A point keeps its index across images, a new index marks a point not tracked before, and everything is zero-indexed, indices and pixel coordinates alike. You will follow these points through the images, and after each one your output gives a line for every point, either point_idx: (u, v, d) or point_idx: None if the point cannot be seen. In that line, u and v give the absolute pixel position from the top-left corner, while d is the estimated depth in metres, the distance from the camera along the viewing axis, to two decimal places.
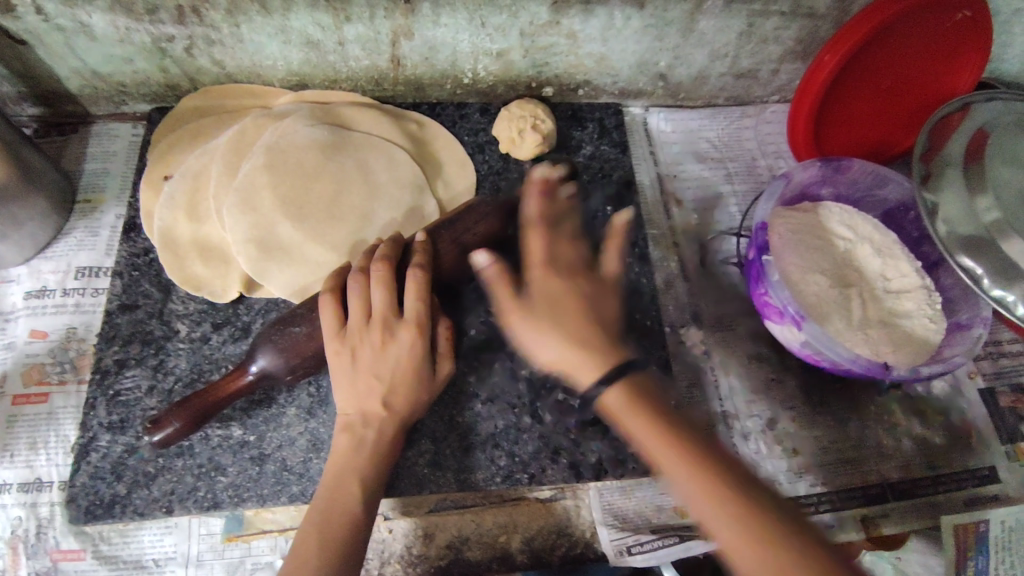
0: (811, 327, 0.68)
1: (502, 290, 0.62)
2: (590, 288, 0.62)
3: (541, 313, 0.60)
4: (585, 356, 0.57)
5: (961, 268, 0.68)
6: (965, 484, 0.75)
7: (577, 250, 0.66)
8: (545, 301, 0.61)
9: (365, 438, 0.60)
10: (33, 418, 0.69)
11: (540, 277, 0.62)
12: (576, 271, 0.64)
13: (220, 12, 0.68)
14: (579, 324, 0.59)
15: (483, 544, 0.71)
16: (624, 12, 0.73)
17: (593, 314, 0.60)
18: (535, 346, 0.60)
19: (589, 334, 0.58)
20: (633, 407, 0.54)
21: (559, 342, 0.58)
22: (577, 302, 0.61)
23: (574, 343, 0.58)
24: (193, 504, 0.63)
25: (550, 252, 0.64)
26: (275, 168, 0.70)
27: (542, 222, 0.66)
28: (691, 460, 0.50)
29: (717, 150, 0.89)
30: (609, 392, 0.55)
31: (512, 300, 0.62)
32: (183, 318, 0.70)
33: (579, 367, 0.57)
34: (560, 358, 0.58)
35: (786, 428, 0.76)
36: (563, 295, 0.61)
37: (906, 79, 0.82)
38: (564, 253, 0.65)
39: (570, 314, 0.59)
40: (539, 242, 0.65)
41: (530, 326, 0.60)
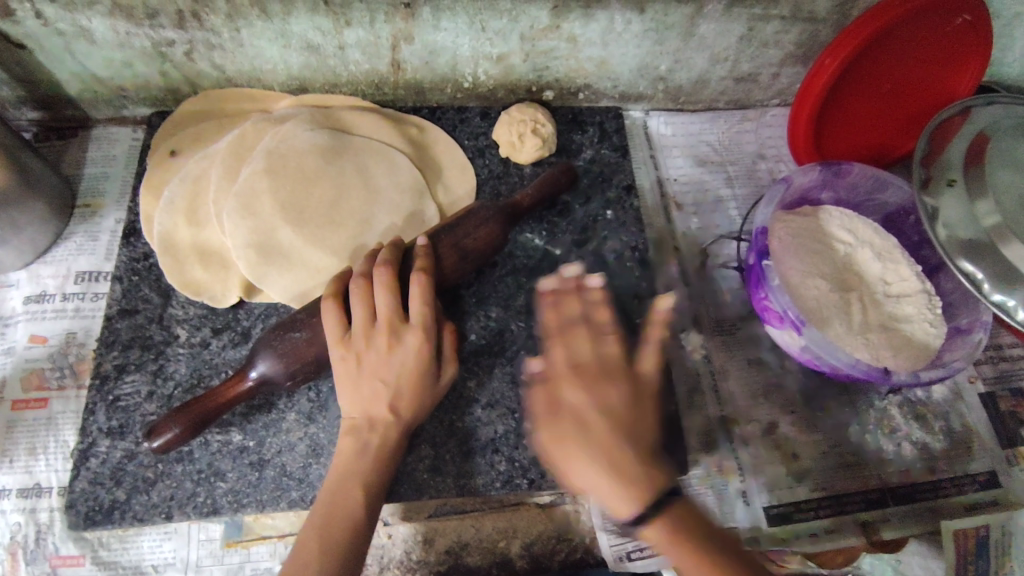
0: (811, 331, 0.68)
1: (539, 400, 0.58)
2: (616, 393, 0.56)
3: (574, 441, 0.54)
4: (620, 488, 0.52)
5: (961, 273, 0.68)
6: (965, 489, 0.75)
7: (608, 348, 0.59)
8: (577, 422, 0.55)
9: (369, 442, 0.60)
10: (32, 424, 0.68)
11: (571, 393, 0.56)
12: (609, 378, 0.57)
13: (220, 17, 0.68)
14: (614, 446, 0.53)
15: (483, 549, 0.71)
16: (624, 16, 0.73)
17: (627, 432, 0.54)
18: (574, 473, 0.54)
19: (625, 466, 0.52)
20: (676, 540, 0.51)
21: (593, 473, 0.53)
22: (609, 423, 0.54)
23: (606, 472, 0.52)
24: (193, 509, 0.63)
25: (574, 360, 0.58)
26: (276, 172, 0.70)
27: (562, 326, 0.60)
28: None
29: (717, 154, 0.89)
30: (652, 528, 0.52)
31: (545, 416, 0.57)
32: (183, 323, 0.70)
33: (613, 500, 0.52)
34: (593, 486, 0.53)
35: (787, 432, 0.76)
36: (590, 410, 0.55)
37: (906, 82, 0.82)
38: (594, 356, 0.59)
39: (604, 441, 0.53)
40: (558, 353, 0.59)
41: (555, 445, 0.55)
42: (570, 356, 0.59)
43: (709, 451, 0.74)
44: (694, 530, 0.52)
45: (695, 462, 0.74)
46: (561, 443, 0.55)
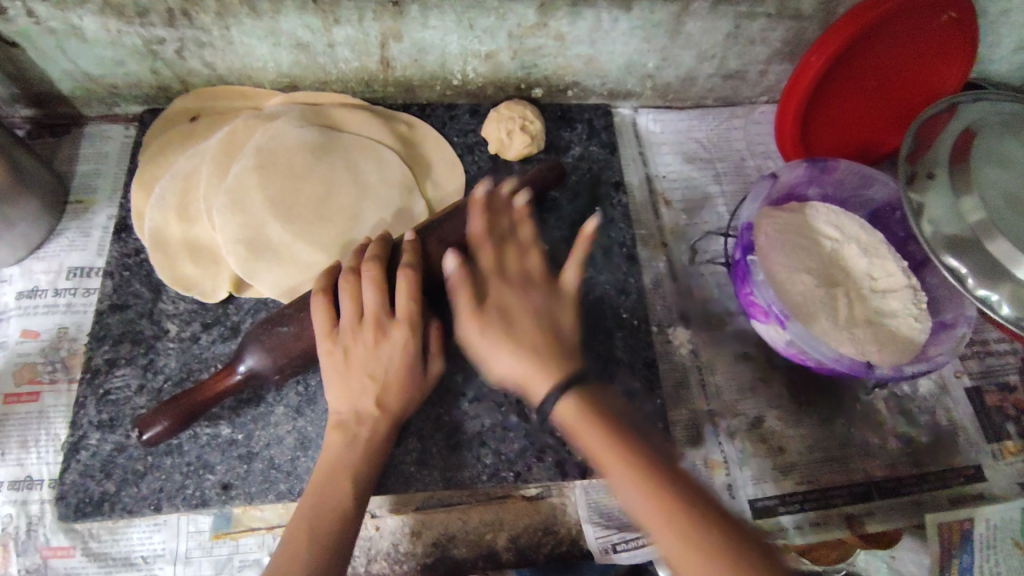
0: (795, 326, 0.68)
1: (463, 301, 0.62)
2: (539, 297, 0.64)
3: (497, 331, 0.60)
4: (523, 360, 0.59)
5: (946, 268, 0.69)
6: (951, 482, 0.76)
7: (533, 265, 0.66)
8: (499, 317, 0.61)
9: (358, 435, 0.61)
10: (24, 417, 0.69)
11: (497, 293, 0.63)
12: (527, 286, 0.64)
13: (210, 15, 0.69)
14: (536, 335, 0.60)
15: (469, 541, 0.72)
16: (611, 14, 0.74)
17: (550, 332, 0.61)
18: (479, 353, 0.61)
19: (540, 347, 0.60)
20: (584, 413, 0.55)
21: (512, 355, 0.59)
22: (534, 325, 0.61)
23: (528, 356, 0.59)
24: (181, 501, 0.64)
25: (501, 266, 0.65)
26: (265, 168, 0.70)
27: (494, 240, 0.66)
28: (652, 482, 0.50)
29: (706, 151, 0.90)
30: (562, 400, 0.57)
31: (469, 312, 0.62)
32: (173, 317, 0.71)
33: (540, 380, 0.58)
34: (514, 369, 0.59)
35: (773, 426, 0.76)
36: (516, 308, 0.62)
37: (893, 79, 0.83)
38: (517, 267, 0.66)
39: (527, 335, 0.60)
40: (489, 252, 0.65)
41: (483, 335, 0.61)
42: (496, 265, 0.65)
43: (695, 444, 0.75)
44: (608, 415, 0.55)
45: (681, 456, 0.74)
46: (479, 337, 0.61)
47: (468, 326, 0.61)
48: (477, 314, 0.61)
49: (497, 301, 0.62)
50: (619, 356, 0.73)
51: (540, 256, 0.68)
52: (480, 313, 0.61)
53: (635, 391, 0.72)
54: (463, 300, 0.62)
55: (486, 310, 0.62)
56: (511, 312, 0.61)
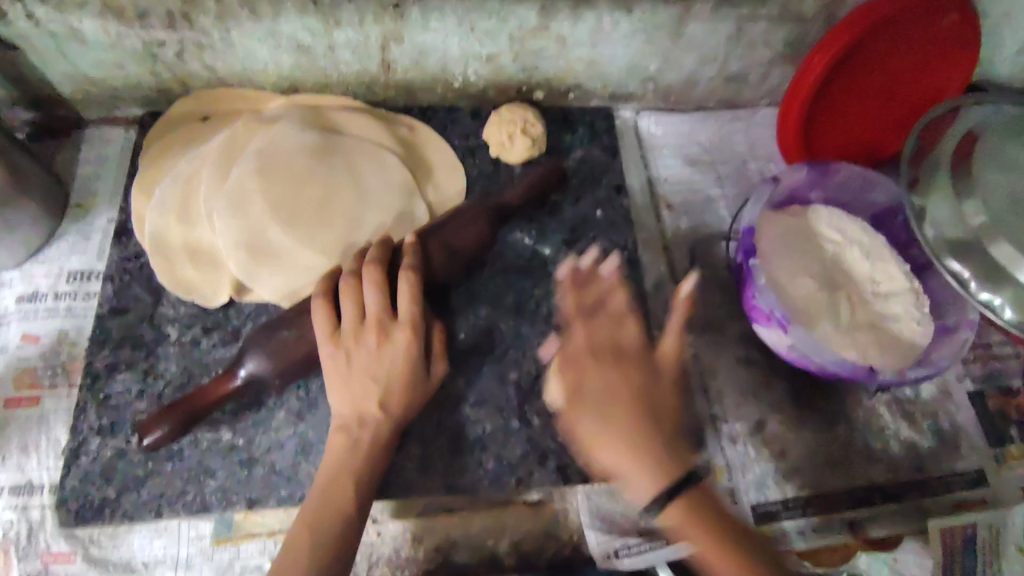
0: (797, 332, 0.69)
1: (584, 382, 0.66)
2: (635, 377, 0.66)
3: (622, 433, 0.63)
4: (650, 469, 0.62)
5: (948, 272, 0.68)
6: (954, 487, 0.75)
7: (630, 332, 0.68)
8: (591, 411, 0.64)
9: (360, 439, 0.60)
10: (24, 422, 0.69)
11: (599, 376, 0.66)
12: (622, 364, 0.66)
13: (210, 17, 0.69)
14: (640, 431, 0.63)
15: (471, 546, 0.72)
16: (613, 16, 0.74)
17: (645, 409, 0.64)
18: (607, 459, 0.64)
19: (650, 446, 0.63)
20: (690, 514, 0.61)
21: (611, 454, 0.63)
22: (628, 396, 0.64)
23: (628, 453, 0.62)
24: (182, 507, 0.64)
25: (595, 345, 0.67)
26: (266, 170, 0.70)
27: (587, 310, 0.68)
28: (739, 561, 0.59)
29: (707, 154, 0.90)
30: (665, 508, 0.62)
31: (568, 394, 0.66)
32: (174, 322, 0.71)
33: (643, 488, 0.62)
34: (614, 459, 0.63)
35: (775, 431, 0.76)
36: (614, 391, 0.65)
37: (896, 81, 0.82)
38: (610, 338, 0.68)
39: (621, 416, 0.64)
40: (581, 336, 0.68)
41: (599, 423, 0.64)
42: (587, 336, 0.68)
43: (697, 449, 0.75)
44: (702, 512, 0.61)
45: None
46: (602, 429, 0.64)
47: (579, 420, 0.65)
48: (574, 411, 0.66)
49: (594, 369, 0.66)
50: None
51: (626, 331, 0.68)
52: (578, 409, 0.66)
53: None
54: (559, 396, 0.68)
55: (580, 405, 0.66)
56: (635, 387, 0.65)
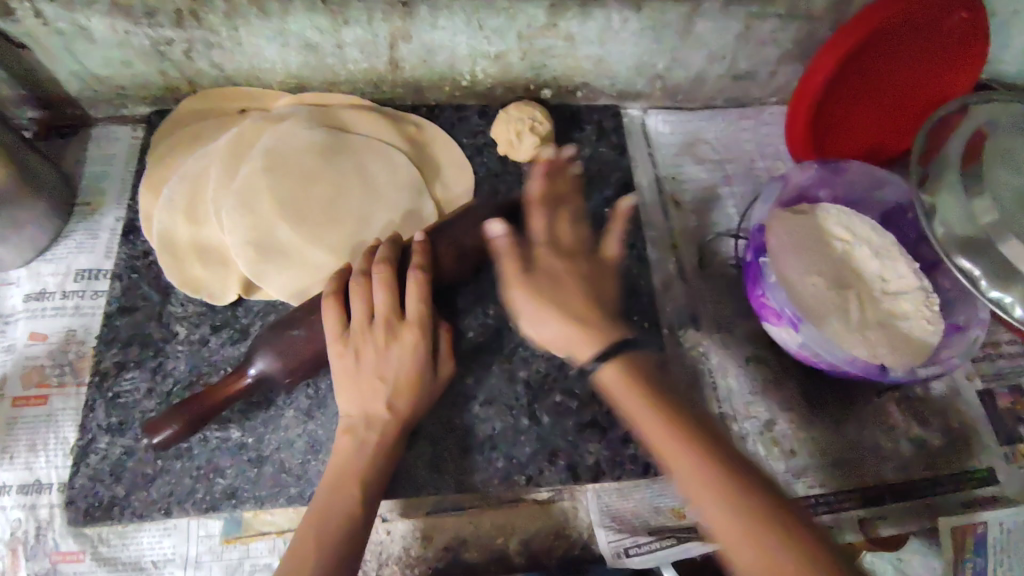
0: (808, 328, 0.68)
1: (511, 265, 0.63)
2: (587, 269, 0.64)
3: (540, 302, 0.62)
4: (587, 330, 0.60)
5: (960, 270, 0.68)
6: (963, 485, 0.75)
7: (574, 229, 0.67)
8: (544, 278, 0.62)
9: (368, 439, 0.60)
10: (32, 420, 0.69)
11: (548, 262, 0.63)
12: (583, 259, 0.65)
13: (218, 16, 0.68)
14: (582, 306, 0.61)
15: (481, 545, 0.72)
16: (621, 14, 0.73)
17: (591, 296, 0.62)
18: (538, 328, 0.62)
19: (593, 317, 0.60)
20: (676, 438, 0.52)
21: (557, 321, 0.61)
22: (579, 286, 0.62)
23: (582, 328, 0.60)
24: (191, 505, 0.63)
25: (554, 238, 0.65)
26: (274, 170, 0.70)
27: (546, 200, 0.68)
28: (707, 461, 0.51)
29: (715, 152, 0.89)
30: (607, 370, 0.57)
31: (516, 271, 0.62)
32: (182, 320, 0.71)
33: (581, 345, 0.60)
34: (556, 333, 0.61)
35: (784, 429, 0.76)
36: (563, 274, 0.63)
37: (904, 79, 0.82)
38: (569, 237, 0.66)
39: (573, 295, 0.61)
40: (540, 223, 0.66)
41: (530, 298, 0.62)
42: (549, 232, 0.66)
43: None
44: (652, 390, 0.56)
45: None
46: (534, 298, 0.62)
47: (517, 289, 0.62)
48: (520, 269, 0.63)
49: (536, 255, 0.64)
50: None
51: (578, 229, 0.68)
52: (523, 272, 0.63)
53: None
54: (509, 256, 0.63)
55: (531, 267, 0.63)
56: (589, 279, 0.63)
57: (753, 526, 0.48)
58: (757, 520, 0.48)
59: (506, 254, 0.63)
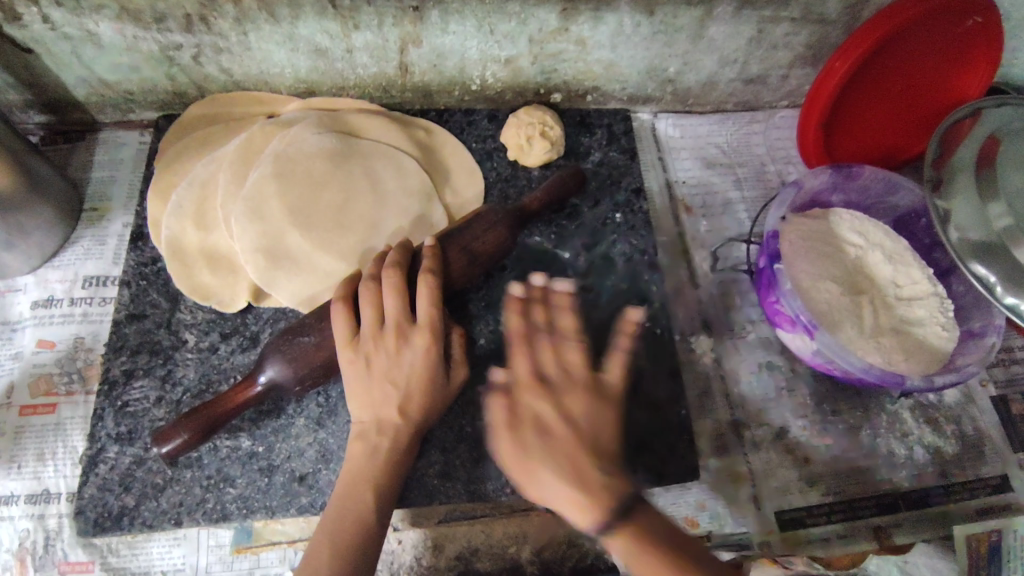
0: (823, 336, 0.67)
1: (498, 414, 0.59)
2: (581, 403, 0.58)
3: (536, 451, 0.56)
4: (583, 496, 0.53)
5: (975, 276, 0.67)
6: (978, 493, 0.74)
7: (570, 360, 0.61)
8: (535, 429, 0.57)
9: (379, 447, 0.59)
10: (40, 429, 0.68)
11: (533, 403, 0.58)
12: (573, 390, 0.59)
13: (228, 21, 0.68)
14: (569, 450, 0.55)
15: (493, 555, 0.71)
16: (633, 19, 0.73)
17: (585, 444, 0.56)
18: (535, 484, 0.56)
19: (585, 474, 0.54)
20: (641, 552, 0.52)
21: (558, 482, 0.54)
22: (573, 433, 0.56)
23: (564, 477, 0.54)
24: (202, 516, 0.63)
25: (543, 374, 0.60)
26: (284, 176, 0.69)
27: (523, 334, 0.62)
28: None
29: (726, 156, 0.89)
30: (611, 539, 0.53)
31: (503, 425, 0.58)
32: (191, 327, 0.70)
33: (581, 514, 0.53)
34: (555, 493, 0.55)
35: (798, 437, 0.75)
36: (551, 417, 0.57)
37: (916, 82, 0.81)
38: (557, 366, 0.61)
39: (566, 451, 0.55)
40: (523, 359, 0.61)
41: (518, 459, 0.56)
42: (534, 367, 0.61)
43: (719, 456, 0.74)
44: (657, 546, 0.52)
45: (706, 468, 0.73)
46: (524, 458, 0.56)
47: (506, 445, 0.57)
48: (512, 430, 0.57)
49: (529, 416, 0.58)
50: (643, 366, 0.73)
51: (578, 348, 0.62)
52: (515, 432, 0.57)
53: (659, 401, 0.72)
54: (499, 415, 0.59)
55: (522, 426, 0.57)
56: (584, 416, 0.58)
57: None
58: None
59: (497, 404, 0.59)
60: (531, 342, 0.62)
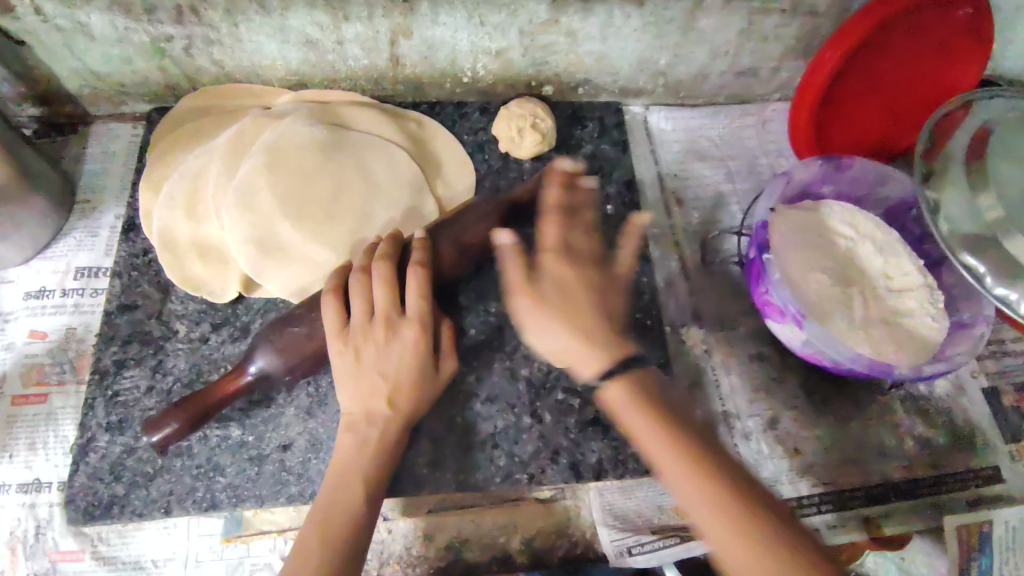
0: (812, 325, 0.67)
1: (518, 272, 0.63)
2: (597, 276, 0.63)
3: (553, 309, 0.61)
4: (593, 350, 0.59)
5: (964, 266, 0.67)
6: (968, 484, 0.75)
7: (591, 241, 0.66)
8: (552, 296, 0.61)
9: (369, 436, 0.60)
10: (31, 419, 0.68)
11: (553, 267, 0.62)
12: (591, 266, 0.63)
13: (219, 12, 0.68)
14: (580, 311, 0.60)
15: (483, 545, 0.71)
16: (623, 11, 0.73)
17: (596, 305, 0.61)
18: (540, 330, 0.62)
19: (594, 331, 0.60)
20: (637, 409, 0.56)
21: (563, 333, 0.60)
22: (586, 298, 0.61)
23: (570, 331, 0.60)
24: (191, 504, 0.63)
25: (567, 245, 0.64)
26: (275, 168, 0.69)
27: (561, 208, 0.65)
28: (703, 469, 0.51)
29: (717, 149, 0.89)
30: (610, 386, 0.57)
31: (523, 285, 0.63)
32: (182, 318, 0.70)
33: (586, 359, 0.59)
34: (561, 346, 0.61)
35: (788, 428, 0.75)
36: (576, 288, 0.61)
37: (907, 75, 0.81)
38: (582, 245, 0.65)
39: (576, 310, 0.61)
40: (554, 232, 0.64)
41: (530, 305, 0.62)
42: (562, 240, 0.63)
43: None
44: (666, 413, 0.55)
45: None
46: (537, 301, 0.62)
47: (523, 299, 0.62)
48: (528, 288, 0.62)
49: (551, 279, 0.62)
50: None
51: (591, 240, 0.66)
52: (531, 290, 0.62)
53: None
54: (514, 270, 0.63)
55: (538, 284, 0.62)
56: (596, 284, 0.62)
57: (783, 543, 0.47)
58: (699, 458, 0.52)
59: (516, 267, 0.63)
60: (567, 222, 0.65)
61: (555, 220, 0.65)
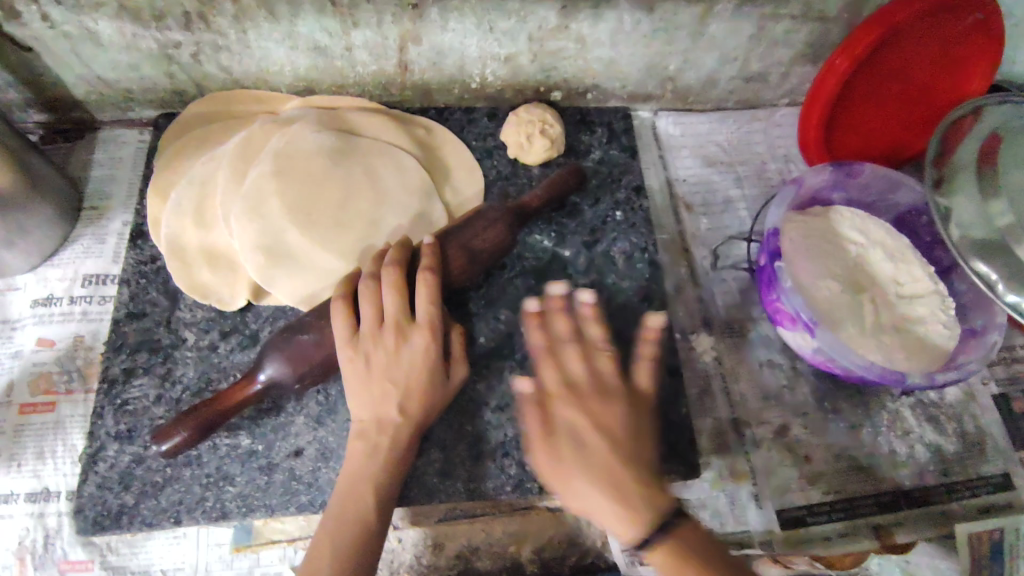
0: (823, 333, 0.67)
1: (534, 415, 0.59)
2: (614, 415, 0.59)
3: (574, 465, 0.57)
4: (625, 511, 0.55)
5: (976, 273, 0.66)
6: (979, 491, 0.74)
7: (604, 366, 0.61)
8: (575, 444, 0.58)
9: (379, 444, 0.59)
10: (39, 427, 0.68)
11: (568, 414, 0.59)
12: (606, 403, 0.59)
13: (227, 18, 0.68)
14: (611, 470, 0.56)
15: (493, 553, 0.71)
16: (634, 16, 0.73)
17: (621, 451, 0.57)
18: (577, 497, 0.57)
19: (630, 491, 0.55)
20: (677, 562, 0.54)
21: (601, 494, 0.56)
22: (609, 450, 0.57)
23: (613, 498, 0.55)
24: (201, 514, 0.63)
25: (569, 382, 0.60)
26: (283, 174, 0.69)
27: (550, 345, 0.62)
28: None
29: (726, 154, 0.89)
30: (652, 551, 0.55)
31: (540, 438, 0.59)
32: (191, 326, 0.70)
33: (617, 526, 0.55)
34: (588, 501, 0.56)
35: (798, 435, 0.75)
36: (586, 429, 0.58)
37: (915, 81, 0.81)
38: (586, 377, 0.60)
39: (604, 463, 0.57)
40: (552, 373, 0.61)
41: (559, 480, 0.58)
42: (562, 376, 0.61)
43: (720, 454, 0.74)
44: (699, 555, 0.54)
45: (706, 466, 0.73)
46: (557, 459, 0.58)
47: (541, 454, 0.58)
48: (546, 443, 0.58)
49: (565, 428, 0.59)
50: None
51: (601, 362, 0.61)
52: (549, 445, 0.58)
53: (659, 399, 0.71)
54: (536, 423, 0.59)
55: (556, 438, 0.58)
56: (610, 429, 0.58)
57: None
58: None
59: (532, 416, 0.60)
60: (558, 352, 0.62)
61: (544, 344, 0.62)
